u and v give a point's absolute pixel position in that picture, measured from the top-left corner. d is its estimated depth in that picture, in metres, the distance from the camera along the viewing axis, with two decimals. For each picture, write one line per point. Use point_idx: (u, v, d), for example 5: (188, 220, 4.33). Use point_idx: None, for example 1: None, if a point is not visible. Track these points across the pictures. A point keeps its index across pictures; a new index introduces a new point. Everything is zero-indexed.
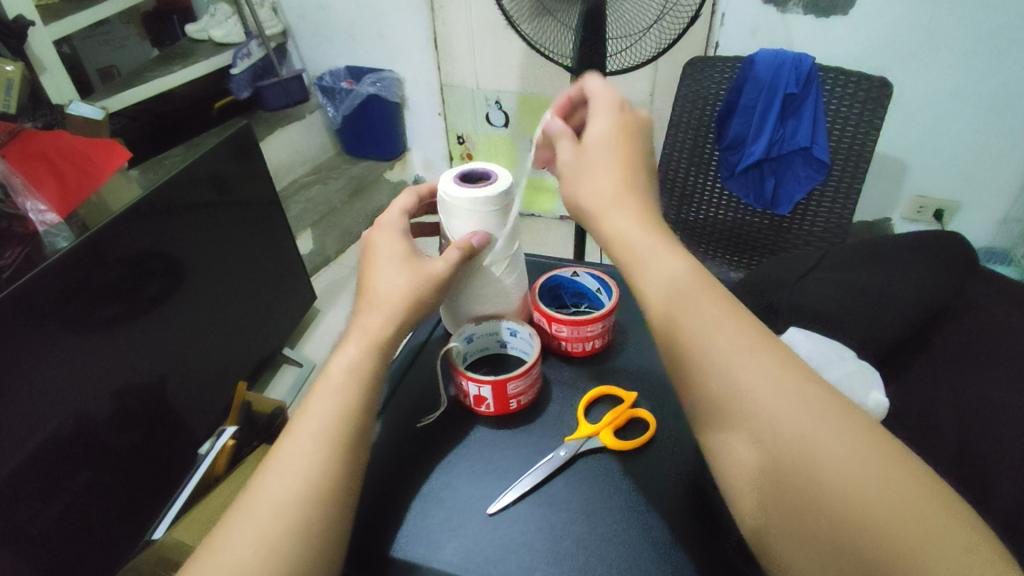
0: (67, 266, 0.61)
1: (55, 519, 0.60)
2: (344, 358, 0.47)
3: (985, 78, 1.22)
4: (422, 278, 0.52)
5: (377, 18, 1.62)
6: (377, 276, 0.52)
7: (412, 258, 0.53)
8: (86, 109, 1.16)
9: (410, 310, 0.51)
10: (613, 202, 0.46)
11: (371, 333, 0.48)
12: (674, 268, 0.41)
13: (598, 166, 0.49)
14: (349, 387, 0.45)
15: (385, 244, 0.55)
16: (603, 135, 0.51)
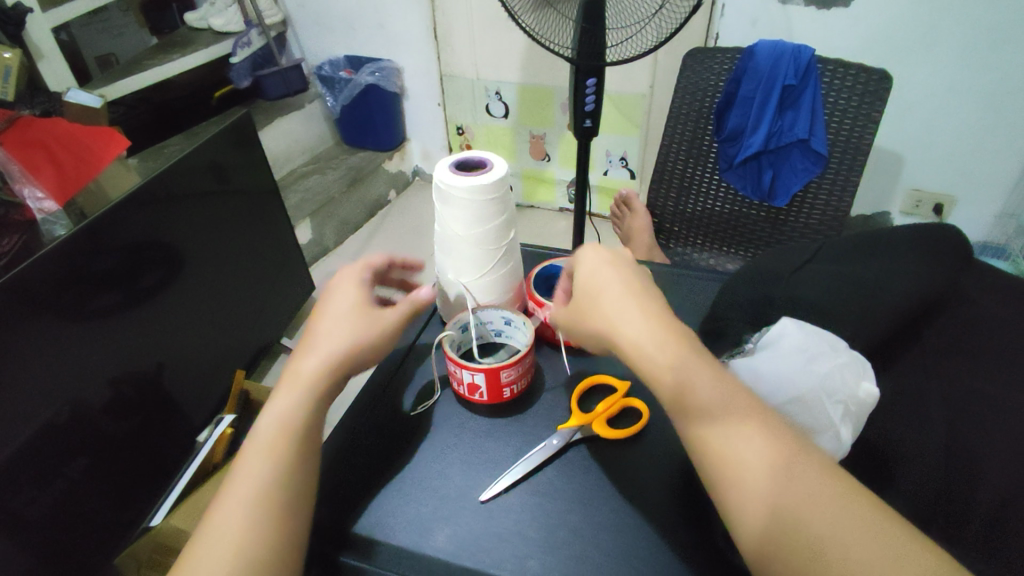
0: (66, 256, 0.61)
1: (52, 505, 0.61)
2: (279, 409, 0.47)
3: (985, 73, 1.21)
4: (366, 332, 0.51)
5: (377, 7, 1.61)
6: (322, 324, 0.51)
7: (360, 308, 0.53)
8: (85, 97, 1.17)
9: (350, 365, 0.50)
10: (624, 315, 0.44)
11: (307, 383, 0.48)
12: (671, 354, 0.42)
13: (604, 281, 0.46)
14: (281, 441, 0.45)
15: (338, 297, 0.54)
16: (586, 268, 0.48)
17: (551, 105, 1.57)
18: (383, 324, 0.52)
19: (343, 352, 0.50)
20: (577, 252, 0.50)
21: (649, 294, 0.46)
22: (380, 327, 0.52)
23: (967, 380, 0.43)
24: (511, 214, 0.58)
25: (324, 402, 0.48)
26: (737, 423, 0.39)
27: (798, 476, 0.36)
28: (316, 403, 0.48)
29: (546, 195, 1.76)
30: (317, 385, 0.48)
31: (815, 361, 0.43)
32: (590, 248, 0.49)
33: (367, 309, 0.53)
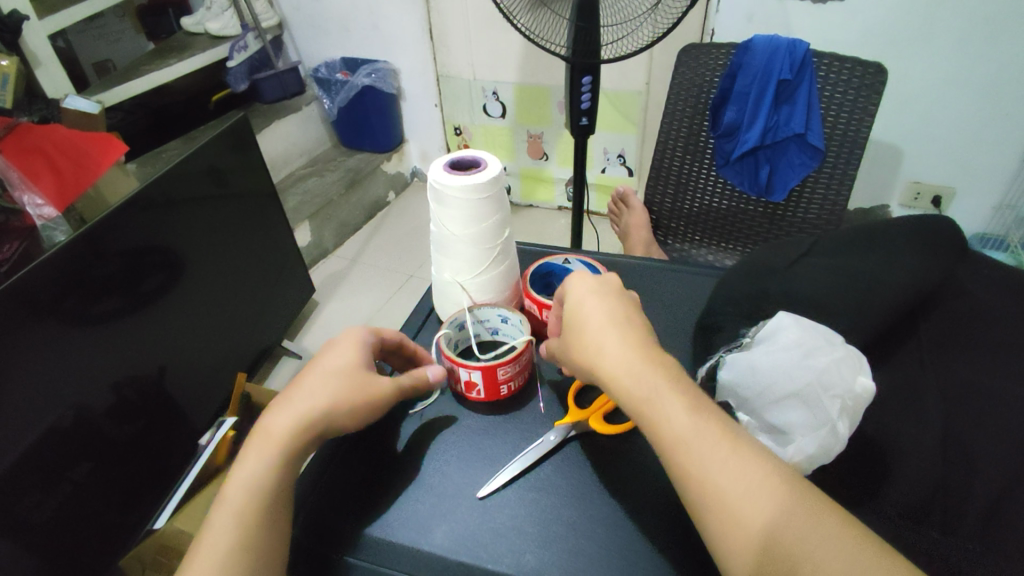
0: (67, 261, 0.61)
1: (57, 510, 0.61)
2: (249, 468, 0.45)
3: (981, 64, 1.21)
4: (348, 394, 0.49)
5: (373, 9, 1.61)
6: (306, 379, 0.49)
7: (347, 366, 0.50)
8: (82, 103, 1.17)
9: (325, 428, 0.48)
10: (608, 343, 0.44)
11: (278, 442, 0.46)
12: (652, 390, 0.41)
13: (589, 308, 0.47)
14: (246, 503, 0.44)
15: (336, 351, 0.52)
16: (573, 300, 0.49)
17: (548, 104, 1.57)
18: (368, 390, 0.49)
19: (320, 412, 0.47)
20: (565, 284, 0.51)
21: (634, 323, 0.46)
22: (364, 392, 0.49)
23: (964, 370, 0.43)
24: (506, 212, 0.59)
25: (296, 464, 0.47)
26: (713, 455, 0.38)
27: (783, 508, 0.35)
28: (285, 464, 0.46)
29: (544, 194, 1.77)
30: (287, 444, 0.46)
31: (813, 357, 0.43)
32: (576, 279, 0.50)
33: (354, 367, 0.50)
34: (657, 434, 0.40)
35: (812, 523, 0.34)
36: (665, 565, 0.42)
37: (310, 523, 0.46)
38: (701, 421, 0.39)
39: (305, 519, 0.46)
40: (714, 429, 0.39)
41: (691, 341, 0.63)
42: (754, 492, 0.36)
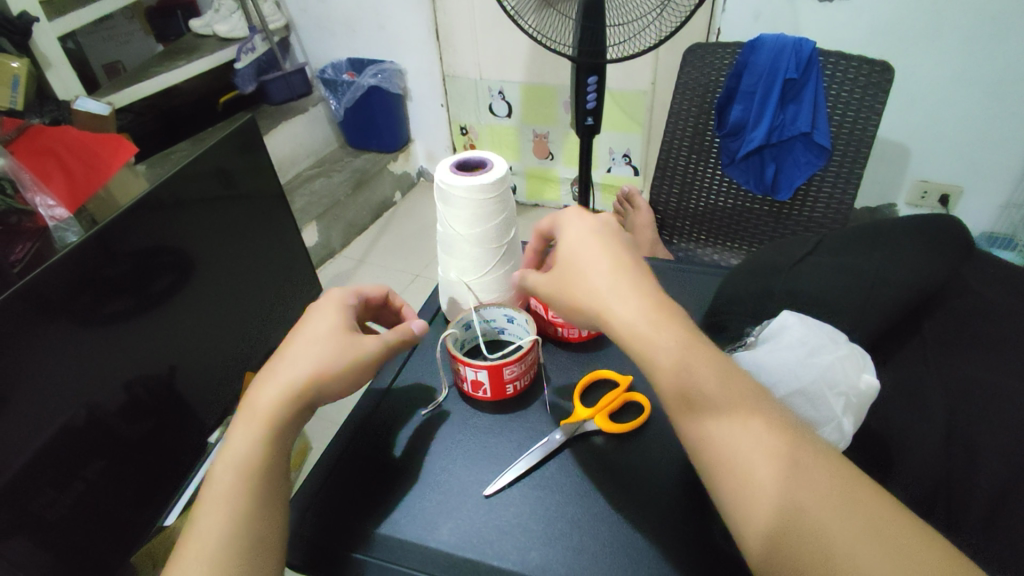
0: (79, 263, 0.62)
1: (70, 507, 0.62)
2: (238, 445, 0.45)
3: (989, 62, 1.20)
4: (330, 357, 0.48)
5: (379, 10, 1.62)
6: (288, 349, 0.49)
7: (333, 330, 0.51)
8: (93, 105, 1.19)
9: (309, 394, 0.48)
10: (612, 289, 0.43)
11: (262, 415, 0.46)
12: (670, 343, 0.40)
13: (592, 254, 0.46)
14: (248, 471, 0.45)
15: (318, 318, 0.52)
16: (573, 239, 0.48)
17: (554, 103, 1.57)
18: (350, 351, 0.50)
19: (301, 379, 0.47)
20: (562, 220, 0.51)
21: (639, 269, 0.45)
22: (346, 353, 0.49)
23: (968, 370, 0.43)
24: (512, 213, 0.59)
25: (288, 429, 0.47)
26: (733, 427, 0.38)
27: (801, 476, 0.35)
28: (274, 437, 0.46)
29: (550, 193, 1.77)
30: (274, 415, 0.46)
31: (817, 355, 0.44)
32: (572, 217, 0.50)
33: (336, 334, 0.51)
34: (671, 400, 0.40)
35: (843, 508, 0.33)
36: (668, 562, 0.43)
37: (323, 523, 0.47)
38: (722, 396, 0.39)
39: (314, 517, 0.47)
40: (732, 399, 0.39)
41: None
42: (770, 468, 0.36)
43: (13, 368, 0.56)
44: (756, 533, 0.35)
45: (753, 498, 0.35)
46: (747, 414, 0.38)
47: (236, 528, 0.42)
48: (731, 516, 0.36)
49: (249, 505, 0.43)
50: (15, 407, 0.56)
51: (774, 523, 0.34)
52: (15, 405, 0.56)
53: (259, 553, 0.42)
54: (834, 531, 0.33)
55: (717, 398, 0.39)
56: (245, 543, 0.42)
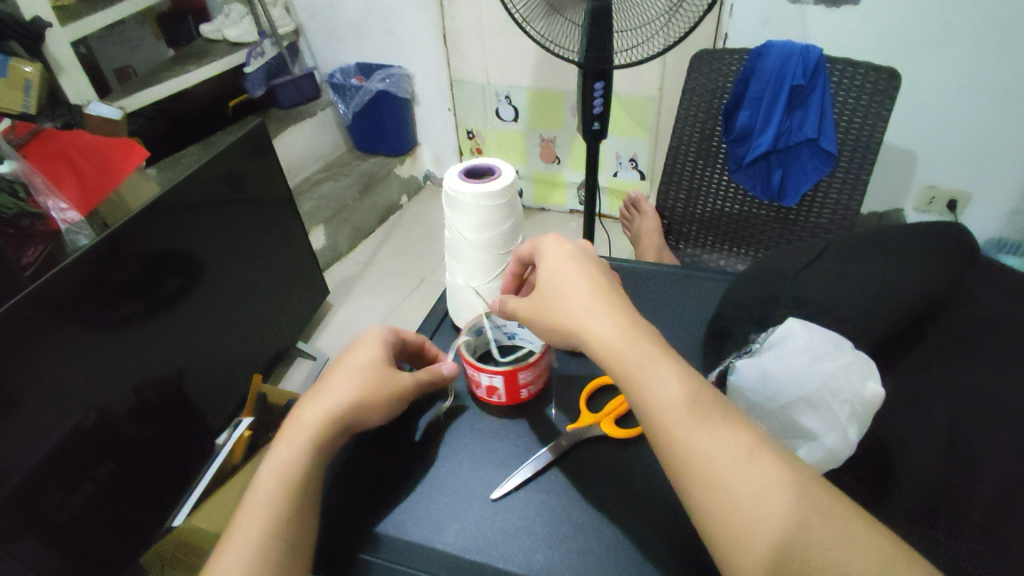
0: (91, 267, 0.63)
1: (80, 508, 0.63)
2: (282, 456, 0.47)
3: (999, 68, 1.20)
4: (374, 387, 0.51)
5: (387, 15, 1.63)
6: (337, 374, 0.52)
7: (375, 362, 0.53)
8: (104, 109, 1.21)
9: (352, 420, 0.50)
10: (587, 309, 0.45)
11: (309, 432, 0.48)
12: (643, 359, 0.42)
13: (566, 282, 0.47)
14: (281, 491, 0.46)
15: (362, 349, 0.54)
16: (550, 263, 0.49)
17: (561, 108, 1.58)
18: (392, 384, 0.52)
19: (348, 403, 0.49)
20: (540, 244, 0.52)
21: (618, 297, 0.46)
22: (389, 385, 0.51)
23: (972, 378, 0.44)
24: (518, 218, 0.60)
25: (323, 456, 0.48)
26: (726, 451, 0.38)
27: (794, 504, 0.36)
28: (316, 453, 0.48)
29: (556, 197, 1.77)
30: (318, 433, 0.48)
31: (821, 363, 0.44)
32: (547, 242, 0.51)
33: (380, 363, 0.53)
34: (653, 418, 0.40)
35: (826, 511, 0.35)
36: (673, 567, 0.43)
37: (326, 527, 0.47)
38: (712, 422, 0.39)
39: (324, 520, 0.47)
40: (715, 418, 0.40)
41: (702, 347, 0.63)
42: (764, 495, 0.36)
43: (25, 371, 0.57)
44: (743, 547, 0.35)
45: (732, 512, 0.36)
46: (716, 423, 0.39)
47: (271, 534, 0.44)
48: (712, 531, 0.37)
49: (285, 512, 0.45)
50: (26, 409, 0.57)
51: (762, 537, 0.35)
52: (26, 406, 0.57)
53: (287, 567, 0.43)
54: (814, 539, 0.34)
55: (686, 410, 0.40)
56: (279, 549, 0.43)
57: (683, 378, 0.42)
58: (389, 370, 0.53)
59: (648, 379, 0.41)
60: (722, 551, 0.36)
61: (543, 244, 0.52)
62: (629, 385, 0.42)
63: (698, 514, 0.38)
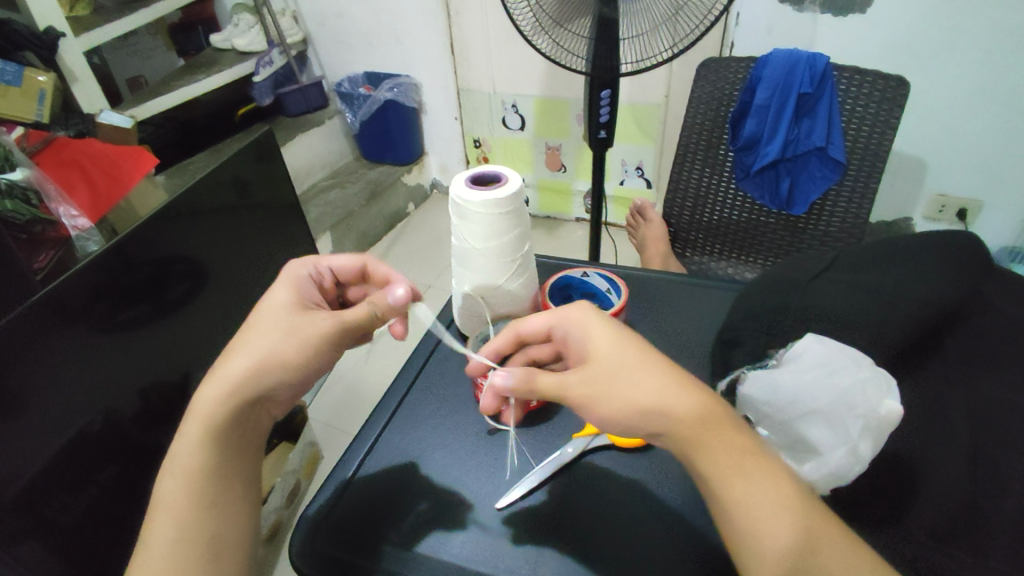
0: (98, 271, 0.63)
1: (84, 512, 0.62)
2: (183, 451, 0.48)
3: (1008, 75, 1.19)
4: (275, 344, 0.50)
5: (395, 25, 1.64)
6: (240, 338, 0.51)
7: (280, 315, 0.52)
8: (116, 117, 1.22)
9: (254, 386, 0.49)
10: (664, 390, 0.41)
11: (207, 410, 0.48)
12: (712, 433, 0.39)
13: (634, 366, 0.42)
14: (194, 474, 0.47)
15: (269, 300, 0.54)
16: (614, 342, 0.44)
17: (567, 116, 1.58)
18: (298, 334, 0.51)
19: (248, 370, 0.49)
20: (568, 324, 0.47)
21: (679, 370, 0.42)
22: (294, 339, 0.50)
23: (998, 390, 0.42)
24: (526, 226, 0.57)
25: (229, 428, 0.49)
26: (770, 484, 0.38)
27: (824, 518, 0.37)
28: (215, 442, 0.48)
29: (563, 205, 1.78)
30: (214, 417, 0.48)
31: (837, 377, 0.43)
32: (598, 321, 0.46)
33: (285, 317, 0.52)
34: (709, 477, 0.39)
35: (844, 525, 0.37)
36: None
37: (332, 540, 0.47)
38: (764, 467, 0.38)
39: (327, 533, 0.48)
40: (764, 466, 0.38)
41: (709, 356, 0.63)
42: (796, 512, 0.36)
43: (33, 375, 0.57)
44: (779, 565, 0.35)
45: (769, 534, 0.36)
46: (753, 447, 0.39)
47: (179, 538, 0.46)
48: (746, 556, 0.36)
49: (193, 515, 0.47)
50: (33, 413, 0.57)
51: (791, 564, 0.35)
52: (32, 413, 0.57)
53: (204, 545, 0.46)
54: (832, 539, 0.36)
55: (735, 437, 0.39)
56: (192, 552, 0.46)
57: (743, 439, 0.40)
58: (300, 317, 0.52)
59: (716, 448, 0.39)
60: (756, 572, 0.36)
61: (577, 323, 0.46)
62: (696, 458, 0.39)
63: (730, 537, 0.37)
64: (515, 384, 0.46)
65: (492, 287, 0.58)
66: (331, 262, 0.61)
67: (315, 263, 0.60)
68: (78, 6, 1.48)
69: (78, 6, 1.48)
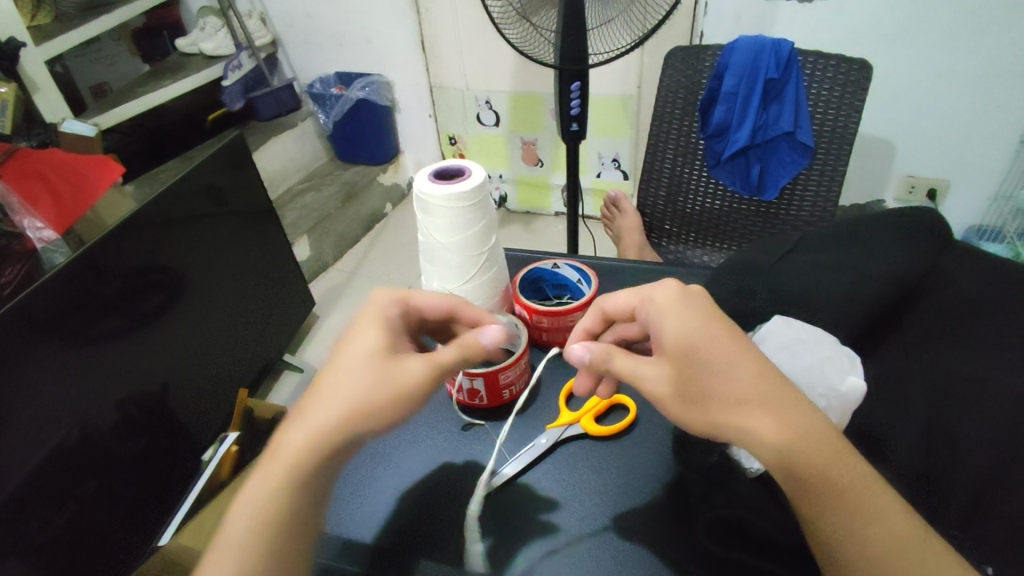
0: (70, 282, 0.60)
1: (63, 529, 0.59)
2: (253, 498, 0.40)
3: (970, 55, 1.21)
4: (367, 390, 0.44)
5: (363, 24, 1.63)
6: (326, 376, 0.45)
7: (375, 351, 0.45)
8: (80, 126, 1.19)
9: (348, 434, 0.43)
10: (752, 387, 0.39)
11: (291, 455, 0.41)
12: (801, 429, 0.38)
13: (721, 364, 0.41)
14: (267, 525, 0.40)
15: (360, 335, 0.46)
16: (695, 321, 0.43)
17: (541, 111, 1.58)
18: (394, 383, 0.44)
19: (341, 417, 0.43)
20: (652, 301, 0.46)
21: (755, 357, 0.41)
22: (387, 385, 0.44)
23: (956, 364, 0.43)
24: (492, 219, 0.57)
25: (312, 479, 0.42)
26: (837, 475, 0.37)
27: (886, 504, 0.36)
28: (299, 490, 0.41)
29: (541, 200, 1.78)
30: (300, 463, 0.41)
31: (800, 356, 0.44)
32: (676, 309, 0.44)
33: (373, 362, 0.45)
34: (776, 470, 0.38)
35: (893, 507, 0.37)
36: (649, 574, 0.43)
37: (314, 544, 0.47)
38: (841, 455, 0.37)
39: None
40: (841, 450, 0.38)
41: None
42: (861, 498, 0.36)
43: (10, 385, 0.54)
44: (853, 549, 0.36)
45: (851, 518, 0.36)
46: (796, 399, 0.39)
47: None
48: (838, 541, 0.36)
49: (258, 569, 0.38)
50: (12, 427, 0.54)
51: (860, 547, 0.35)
52: (10, 430, 0.54)
53: None
54: (852, 511, 0.36)
55: (803, 419, 0.38)
56: None
57: (829, 425, 0.39)
58: (399, 359, 0.46)
59: (799, 439, 0.37)
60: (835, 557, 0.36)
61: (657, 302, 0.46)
62: (791, 453, 0.37)
63: (816, 528, 0.37)
64: (592, 359, 0.48)
65: (465, 279, 0.58)
66: (418, 300, 0.53)
67: (403, 298, 0.51)
68: (40, 15, 1.45)
69: (40, 15, 1.45)
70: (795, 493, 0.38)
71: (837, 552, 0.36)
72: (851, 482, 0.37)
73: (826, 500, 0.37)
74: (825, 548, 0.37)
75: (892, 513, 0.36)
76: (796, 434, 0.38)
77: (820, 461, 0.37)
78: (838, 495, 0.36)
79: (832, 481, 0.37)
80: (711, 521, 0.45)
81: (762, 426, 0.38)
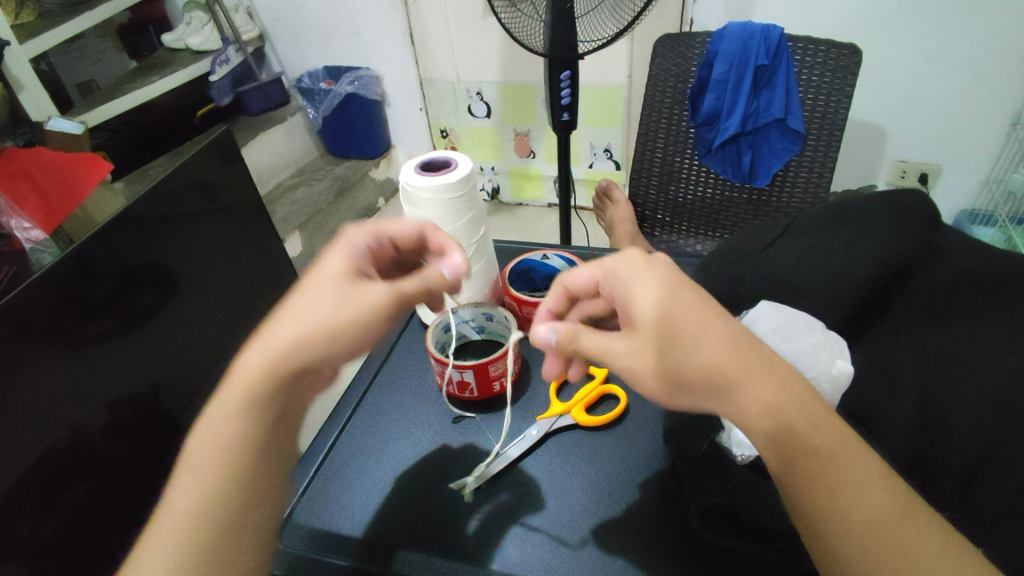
0: (58, 283, 0.59)
1: (56, 531, 0.59)
2: (218, 424, 0.41)
3: (960, 39, 1.21)
4: (325, 313, 0.43)
5: (352, 17, 1.61)
6: (289, 299, 0.45)
7: (336, 274, 0.45)
8: (66, 124, 1.18)
9: (305, 359, 0.42)
10: (733, 347, 0.39)
11: (249, 374, 0.41)
12: (796, 400, 0.38)
13: (695, 323, 0.39)
14: (228, 450, 0.41)
15: (327, 260, 0.47)
16: (662, 283, 0.42)
17: (533, 102, 1.57)
18: (352, 306, 0.44)
19: (295, 339, 0.42)
20: (612, 268, 0.45)
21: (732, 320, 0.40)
22: (347, 309, 0.43)
23: (945, 346, 0.43)
24: (478, 210, 0.59)
25: (268, 407, 0.42)
26: (830, 450, 0.38)
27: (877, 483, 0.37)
28: (260, 416, 0.41)
29: (533, 191, 1.78)
30: (256, 384, 0.41)
31: (790, 340, 0.44)
32: (644, 276, 0.42)
33: (335, 285, 0.45)
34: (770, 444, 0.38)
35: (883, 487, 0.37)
36: (648, 569, 0.43)
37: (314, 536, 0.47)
38: (834, 432, 0.38)
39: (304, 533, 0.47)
40: (833, 426, 0.38)
41: None
42: (855, 477, 0.37)
43: None
44: (843, 529, 0.36)
45: (842, 497, 0.36)
46: (783, 368, 0.39)
47: (202, 510, 0.40)
48: (828, 522, 0.36)
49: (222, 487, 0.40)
50: None
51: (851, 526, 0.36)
52: None
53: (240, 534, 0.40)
54: (842, 494, 0.36)
55: (800, 391, 0.38)
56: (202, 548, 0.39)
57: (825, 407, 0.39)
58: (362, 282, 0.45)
59: (790, 409, 0.38)
60: (826, 538, 0.36)
61: (621, 271, 0.44)
62: (788, 421, 0.38)
63: (807, 511, 0.37)
64: (559, 340, 0.47)
65: None
66: (391, 230, 0.53)
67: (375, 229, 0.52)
68: (23, 12, 1.43)
69: (23, 13, 1.43)
70: (778, 477, 0.38)
71: (829, 534, 0.36)
72: (832, 470, 0.37)
73: (809, 489, 0.37)
74: (817, 532, 0.37)
75: (880, 493, 0.36)
76: (772, 402, 0.38)
77: (805, 435, 0.38)
78: (824, 480, 0.37)
79: (815, 460, 0.37)
80: (704, 508, 0.44)
81: (760, 398, 0.38)
